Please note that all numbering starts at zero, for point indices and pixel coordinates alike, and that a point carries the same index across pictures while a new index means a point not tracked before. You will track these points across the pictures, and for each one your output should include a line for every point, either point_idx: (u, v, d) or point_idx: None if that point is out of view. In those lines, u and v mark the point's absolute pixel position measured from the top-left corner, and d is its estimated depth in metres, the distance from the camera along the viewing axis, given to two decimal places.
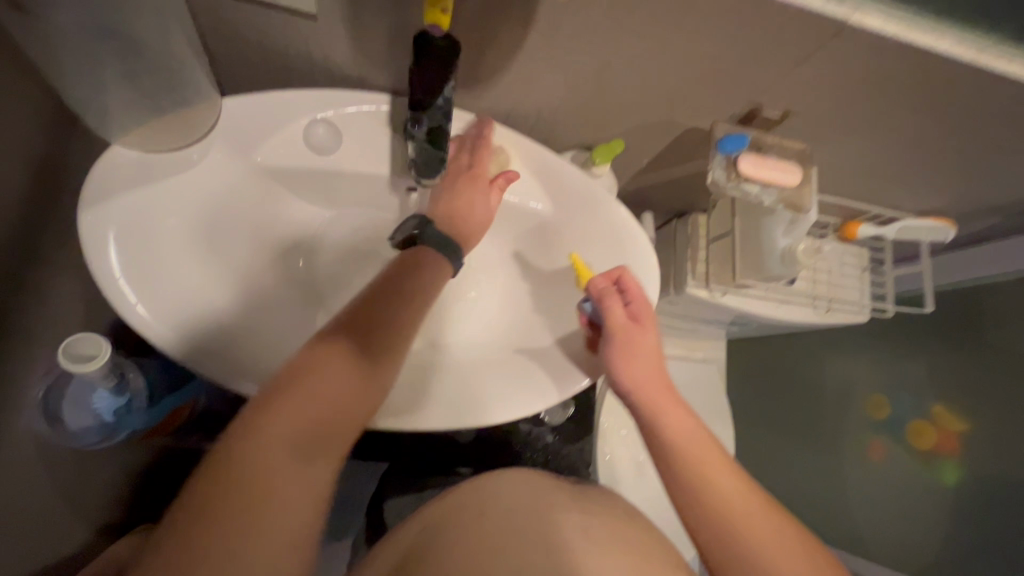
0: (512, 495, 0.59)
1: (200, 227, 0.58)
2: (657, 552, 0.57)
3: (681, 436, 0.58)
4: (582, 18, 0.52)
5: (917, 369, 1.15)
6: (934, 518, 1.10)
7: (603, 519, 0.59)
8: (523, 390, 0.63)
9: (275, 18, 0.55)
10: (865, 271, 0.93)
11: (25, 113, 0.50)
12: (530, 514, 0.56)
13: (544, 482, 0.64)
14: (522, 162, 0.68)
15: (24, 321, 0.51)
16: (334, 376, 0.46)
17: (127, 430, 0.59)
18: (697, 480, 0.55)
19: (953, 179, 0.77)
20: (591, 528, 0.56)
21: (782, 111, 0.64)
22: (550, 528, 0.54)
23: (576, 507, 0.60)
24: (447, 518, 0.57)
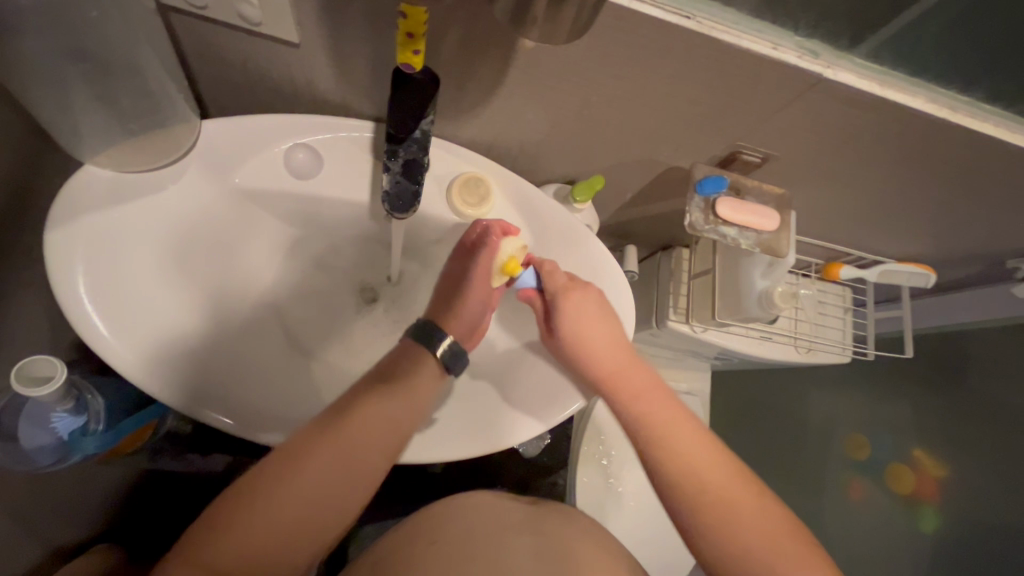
0: (465, 521, 0.57)
1: (165, 245, 0.57)
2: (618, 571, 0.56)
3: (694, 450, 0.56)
4: (561, 59, 0.53)
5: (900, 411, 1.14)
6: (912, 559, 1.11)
7: (558, 541, 0.57)
8: (493, 419, 0.62)
9: (256, 43, 0.55)
10: (847, 311, 0.93)
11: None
12: (482, 542, 0.55)
13: (507, 504, 0.62)
14: (503, 193, 0.68)
15: None
16: (370, 421, 0.52)
17: (81, 452, 0.57)
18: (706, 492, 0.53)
19: (933, 227, 0.77)
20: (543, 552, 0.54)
21: (761, 156, 0.64)
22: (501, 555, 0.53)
23: (529, 530, 0.58)
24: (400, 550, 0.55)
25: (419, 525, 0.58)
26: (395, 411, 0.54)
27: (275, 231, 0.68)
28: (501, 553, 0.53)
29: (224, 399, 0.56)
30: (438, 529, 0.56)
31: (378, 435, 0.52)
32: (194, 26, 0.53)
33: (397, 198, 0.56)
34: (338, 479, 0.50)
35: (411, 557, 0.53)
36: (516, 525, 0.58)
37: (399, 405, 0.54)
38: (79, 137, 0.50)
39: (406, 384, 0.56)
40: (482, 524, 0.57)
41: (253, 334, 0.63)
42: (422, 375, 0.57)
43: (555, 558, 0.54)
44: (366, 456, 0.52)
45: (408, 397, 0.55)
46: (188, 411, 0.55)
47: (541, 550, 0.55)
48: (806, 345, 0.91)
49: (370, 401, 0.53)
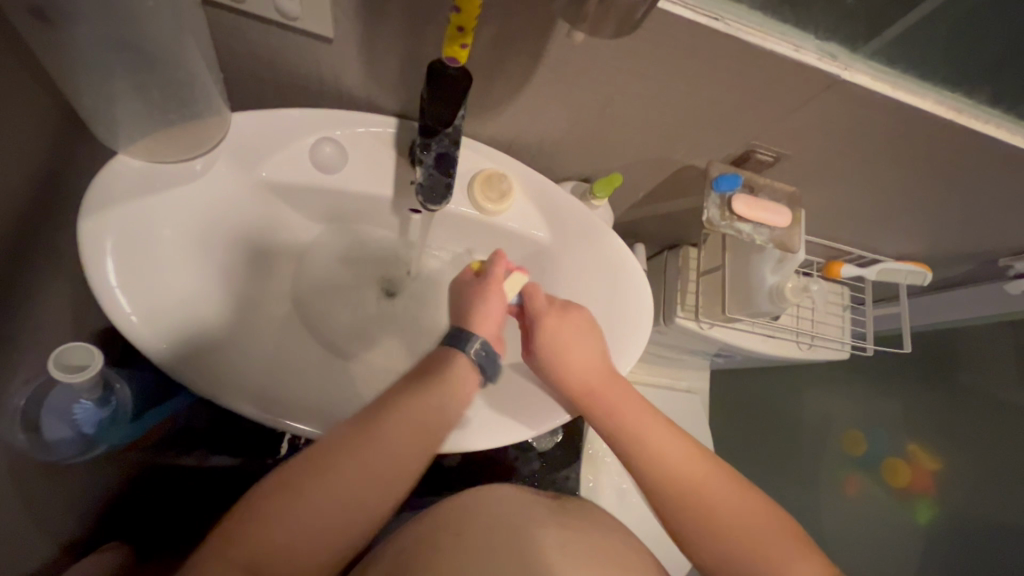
0: (491, 514, 0.57)
1: (194, 236, 0.57)
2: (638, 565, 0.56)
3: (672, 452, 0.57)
4: (590, 58, 0.55)
5: None
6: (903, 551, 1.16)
7: (583, 535, 0.57)
8: (529, 409, 0.62)
9: (289, 39, 0.56)
10: (845, 309, 0.97)
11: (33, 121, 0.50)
12: (508, 534, 0.54)
13: (527, 497, 0.62)
14: (523, 190, 0.70)
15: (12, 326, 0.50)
16: (384, 436, 0.50)
17: (105, 444, 0.58)
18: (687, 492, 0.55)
19: (930, 227, 0.81)
20: (568, 546, 0.54)
21: (775, 155, 0.67)
22: (528, 549, 0.53)
23: (554, 522, 0.58)
24: (426, 541, 0.55)
25: (445, 515, 0.58)
26: (428, 415, 0.52)
27: (296, 226, 0.69)
28: (529, 543, 0.53)
29: (254, 389, 0.56)
30: (463, 520, 0.56)
31: (388, 458, 0.50)
32: (229, 20, 0.54)
33: (431, 190, 0.57)
34: (372, 483, 0.49)
35: (437, 551, 0.52)
36: (540, 517, 0.58)
37: (433, 407, 0.53)
38: (114, 125, 0.50)
39: (424, 398, 0.53)
40: (506, 514, 0.57)
41: (275, 326, 0.64)
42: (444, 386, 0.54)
43: (582, 552, 0.54)
44: (375, 480, 0.49)
45: (442, 401, 0.53)
46: (218, 401, 0.55)
47: (566, 541, 0.55)
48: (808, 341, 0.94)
49: (382, 416, 0.51)
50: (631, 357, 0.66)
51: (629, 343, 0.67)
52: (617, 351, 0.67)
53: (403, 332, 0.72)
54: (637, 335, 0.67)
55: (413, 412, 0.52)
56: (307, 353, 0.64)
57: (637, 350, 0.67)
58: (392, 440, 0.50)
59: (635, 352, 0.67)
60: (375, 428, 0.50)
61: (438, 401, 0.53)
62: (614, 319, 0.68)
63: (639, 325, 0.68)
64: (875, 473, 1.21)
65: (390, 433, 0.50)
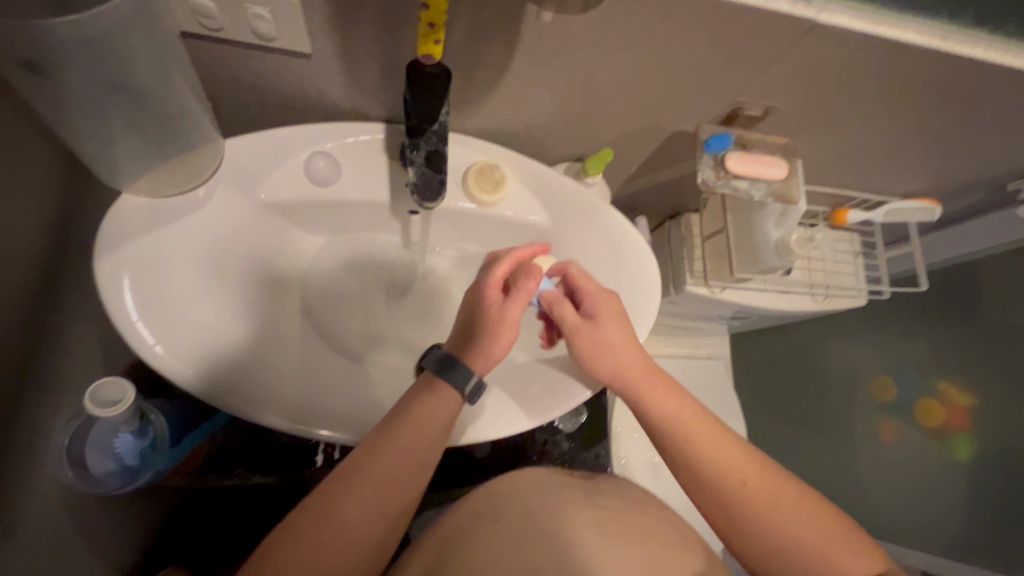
0: (525, 497, 0.59)
1: (205, 262, 0.59)
2: (673, 538, 0.57)
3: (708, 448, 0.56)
4: (564, 36, 0.55)
5: (918, 348, 1.17)
6: (949, 497, 1.10)
7: (617, 512, 0.58)
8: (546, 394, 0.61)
9: (269, 58, 0.57)
10: (857, 255, 0.96)
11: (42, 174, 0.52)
12: (539, 515, 0.55)
13: (558, 480, 0.63)
14: (517, 177, 0.71)
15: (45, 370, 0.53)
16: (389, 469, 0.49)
17: (150, 471, 0.60)
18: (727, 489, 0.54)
19: (932, 160, 0.80)
20: (603, 521, 0.55)
21: (762, 109, 0.66)
22: (560, 530, 0.53)
23: (588, 503, 0.58)
24: (465, 529, 0.56)
25: (479, 507, 0.59)
26: (407, 455, 0.50)
27: (302, 241, 0.71)
28: (566, 522, 0.54)
29: (283, 403, 0.58)
30: (497, 507, 0.58)
31: (391, 488, 0.49)
32: (210, 48, 0.56)
33: (425, 188, 0.59)
34: (362, 530, 0.48)
35: (471, 539, 0.54)
36: (573, 498, 0.59)
37: (420, 445, 0.51)
38: (116, 166, 0.52)
39: (419, 425, 0.51)
40: (539, 497, 0.58)
41: (294, 340, 0.65)
42: (437, 408, 0.52)
43: (615, 529, 0.54)
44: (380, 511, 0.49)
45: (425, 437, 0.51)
46: (250, 417, 0.57)
47: (602, 518, 0.55)
48: (822, 292, 0.94)
49: (381, 448, 0.49)
50: (644, 327, 0.67)
51: (640, 313, 0.67)
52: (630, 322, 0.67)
53: (419, 331, 0.74)
54: (647, 305, 0.68)
55: (398, 453, 0.50)
56: (329, 363, 0.66)
57: (649, 318, 0.67)
58: (381, 485, 0.49)
59: (647, 321, 0.68)
60: (360, 477, 0.48)
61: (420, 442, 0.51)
62: (623, 292, 0.69)
63: (649, 293, 0.68)
64: (908, 417, 1.18)
65: (378, 478, 0.49)
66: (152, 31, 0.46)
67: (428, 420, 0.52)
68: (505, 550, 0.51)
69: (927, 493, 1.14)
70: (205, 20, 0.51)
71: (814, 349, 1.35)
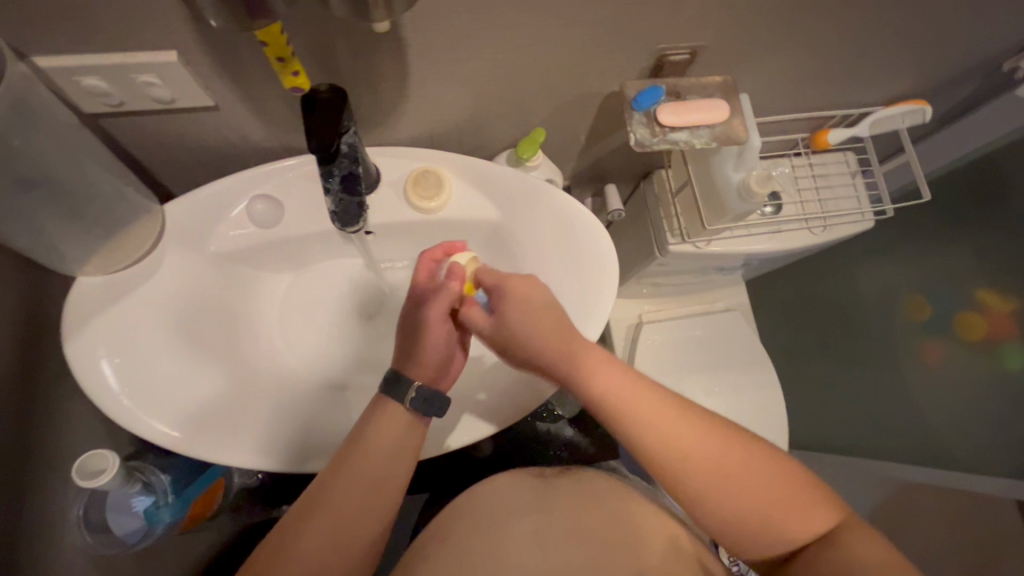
0: (489, 503, 0.66)
1: (170, 322, 0.61)
2: (621, 527, 0.62)
3: (673, 430, 0.52)
4: (449, 31, 0.53)
5: (963, 256, 1.00)
6: (996, 416, 0.95)
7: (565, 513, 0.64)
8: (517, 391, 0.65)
9: (181, 118, 0.59)
10: (855, 175, 0.89)
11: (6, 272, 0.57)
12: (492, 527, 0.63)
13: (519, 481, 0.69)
14: (458, 177, 0.69)
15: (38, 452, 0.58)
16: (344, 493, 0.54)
17: (162, 524, 0.62)
18: (695, 465, 0.51)
19: (907, 60, 0.72)
20: (545, 528, 0.62)
21: (689, 51, 0.62)
22: (501, 541, 0.61)
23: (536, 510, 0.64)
24: (437, 529, 0.65)
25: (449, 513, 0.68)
26: (363, 478, 0.55)
27: (266, 280, 0.73)
28: (506, 536, 0.61)
29: (263, 442, 0.61)
30: (465, 511, 0.66)
31: (353, 510, 0.54)
32: (125, 122, 0.58)
33: (344, 212, 0.62)
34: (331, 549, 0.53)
35: (436, 546, 0.62)
36: (520, 506, 0.65)
37: (374, 467, 0.56)
38: (61, 253, 0.55)
39: (369, 450, 0.56)
40: (493, 507, 0.65)
41: (269, 379, 0.67)
42: (384, 431, 0.57)
43: (555, 536, 0.61)
44: (346, 533, 0.54)
45: (377, 461, 0.56)
46: (234, 462, 0.60)
47: (541, 526, 0.62)
48: (820, 224, 0.87)
49: (337, 475, 0.55)
50: (608, 305, 0.65)
51: (603, 292, 0.65)
52: (595, 301, 0.65)
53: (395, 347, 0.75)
54: (607, 283, 0.66)
55: (353, 477, 0.55)
56: (309, 395, 0.68)
57: (610, 294, 0.65)
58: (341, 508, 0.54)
59: (611, 298, 0.65)
60: (320, 504, 0.54)
61: (372, 466, 0.56)
62: (583, 273, 0.66)
63: (608, 269, 0.66)
64: (949, 334, 1.03)
65: (338, 502, 0.54)
66: (45, 127, 0.48)
67: (378, 443, 0.56)
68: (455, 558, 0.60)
69: (978, 416, 0.98)
70: (104, 99, 0.53)
71: (840, 278, 1.24)
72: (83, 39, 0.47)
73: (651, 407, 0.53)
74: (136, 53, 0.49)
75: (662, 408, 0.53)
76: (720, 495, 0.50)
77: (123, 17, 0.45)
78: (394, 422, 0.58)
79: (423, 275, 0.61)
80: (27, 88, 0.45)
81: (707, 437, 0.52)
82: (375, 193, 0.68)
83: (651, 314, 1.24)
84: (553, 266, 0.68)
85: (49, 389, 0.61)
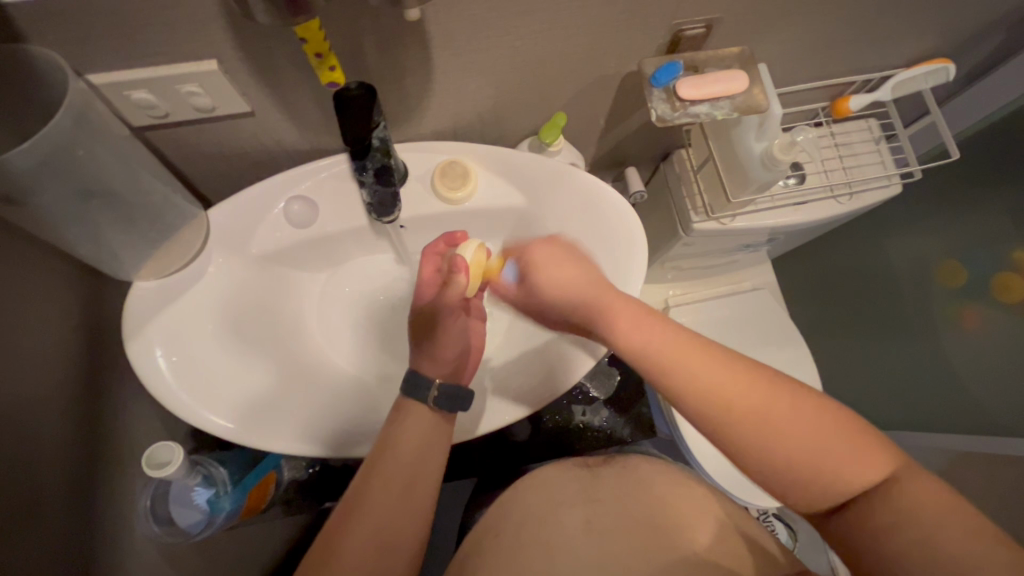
0: (534, 497, 0.67)
1: (220, 320, 0.64)
2: (669, 506, 0.63)
3: (710, 380, 0.50)
4: (468, 22, 0.55)
5: (996, 217, 0.98)
6: None
7: (610, 501, 0.65)
8: (555, 369, 0.66)
9: (221, 126, 0.62)
10: (879, 141, 0.88)
11: (70, 282, 0.60)
12: (540, 519, 0.64)
13: (564, 473, 0.70)
14: (483, 167, 0.71)
15: (105, 449, 0.61)
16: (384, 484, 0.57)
17: (223, 513, 0.66)
18: (737, 418, 0.48)
19: (926, 18, 0.71)
20: (594, 518, 0.63)
21: (704, 25, 0.63)
22: (549, 533, 0.62)
23: (584, 499, 0.66)
24: (487, 528, 0.67)
25: (493, 515, 0.69)
26: (399, 470, 0.58)
27: (304, 278, 0.75)
28: (559, 528, 0.62)
29: (312, 431, 0.63)
30: (512, 507, 0.67)
31: (394, 502, 0.56)
32: (170, 133, 0.61)
33: (380, 204, 0.66)
34: (382, 541, 0.54)
35: (485, 545, 0.64)
36: (568, 498, 0.66)
37: (409, 457, 0.58)
38: (119, 258, 0.59)
39: (400, 442, 0.59)
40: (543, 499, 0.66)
41: (312, 371, 0.70)
42: (409, 424, 0.60)
43: (604, 524, 0.62)
44: (394, 523, 0.55)
45: (409, 454, 0.58)
46: (285, 450, 0.62)
47: (591, 516, 0.63)
48: (846, 192, 0.86)
49: (373, 469, 0.57)
50: (639, 281, 0.66)
51: (632, 268, 0.66)
52: (625, 278, 0.66)
53: None
54: (636, 259, 0.66)
55: (391, 468, 0.57)
56: (352, 388, 0.70)
57: (640, 269, 0.66)
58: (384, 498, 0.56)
59: (641, 274, 0.66)
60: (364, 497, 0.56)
61: (405, 461, 0.58)
62: (612, 252, 0.68)
63: (637, 246, 0.67)
64: (986, 298, 1.01)
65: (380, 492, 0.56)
66: (102, 140, 0.51)
67: (406, 436, 0.59)
68: (508, 550, 0.61)
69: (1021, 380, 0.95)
70: (151, 111, 0.56)
71: (868, 250, 1.22)
72: (132, 53, 0.50)
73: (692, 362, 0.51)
74: (180, 65, 0.52)
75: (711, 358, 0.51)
76: (762, 447, 0.48)
77: (169, 30, 0.48)
78: (419, 415, 0.61)
79: (430, 271, 0.67)
80: (85, 102, 0.48)
81: (743, 386, 0.49)
82: (405, 187, 0.70)
83: (678, 297, 1.24)
84: (581, 246, 0.69)
85: (112, 390, 0.65)
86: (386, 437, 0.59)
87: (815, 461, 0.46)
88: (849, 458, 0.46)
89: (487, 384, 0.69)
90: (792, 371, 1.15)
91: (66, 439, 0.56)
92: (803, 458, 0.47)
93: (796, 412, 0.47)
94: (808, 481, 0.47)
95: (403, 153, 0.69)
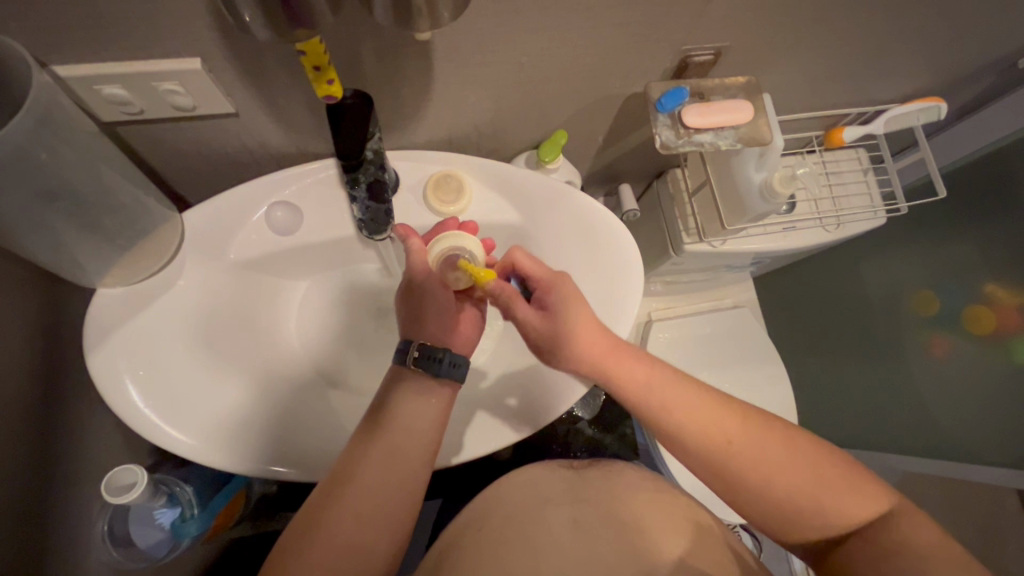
0: (517, 495, 0.65)
1: (193, 331, 0.60)
2: (655, 511, 0.62)
3: (700, 422, 0.54)
4: (475, 35, 0.52)
5: (969, 250, 1.01)
6: (1006, 406, 0.95)
7: (596, 504, 0.63)
8: (546, 390, 0.64)
9: (201, 126, 0.58)
10: (867, 172, 0.89)
11: (26, 287, 0.56)
12: (523, 516, 0.61)
13: (549, 476, 0.69)
14: (479, 181, 0.68)
15: (56, 468, 0.57)
16: (378, 448, 0.53)
17: (188, 537, 0.63)
18: (738, 463, 0.52)
19: (924, 58, 0.72)
20: (582, 517, 0.61)
21: (713, 52, 0.62)
22: (533, 532, 0.59)
23: (568, 500, 0.64)
24: (468, 524, 0.64)
25: (472, 513, 0.66)
26: (399, 440, 0.54)
27: (283, 286, 0.71)
28: (543, 526, 0.60)
29: (287, 452, 0.60)
30: (495, 505, 0.65)
31: (389, 468, 0.53)
32: (143, 130, 0.57)
33: (373, 220, 0.63)
34: (373, 503, 0.51)
35: (463, 546, 0.61)
36: (555, 497, 0.64)
37: (407, 431, 0.54)
38: (82, 265, 0.54)
39: (394, 417, 0.55)
40: (528, 497, 0.64)
41: (287, 386, 0.66)
42: (406, 402, 0.56)
43: (596, 525, 0.59)
44: (386, 490, 0.52)
45: (401, 438, 0.54)
46: (259, 473, 0.59)
47: (579, 516, 0.61)
48: (834, 222, 0.87)
49: (367, 437, 0.54)
50: (632, 310, 0.65)
51: (627, 295, 0.65)
52: (619, 304, 0.65)
53: None
54: (631, 286, 0.65)
55: (388, 437, 0.54)
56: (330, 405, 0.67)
57: (635, 297, 0.65)
58: (379, 464, 0.52)
59: (635, 301, 0.65)
60: (358, 458, 0.52)
61: (398, 443, 0.54)
62: (608, 277, 0.66)
63: (634, 269, 0.66)
64: (955, 327, 1.04)
65: (375, 457, 0.52)
66: (69, 138, 0.47)
67: (404, 411, 0.55)
68: (488, 549, 0.58)
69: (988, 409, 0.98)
70: (124, 108, 0.52)
71: (846, 273, 1.24)
72: (105, 47, 0.45)
73: (692, 409, 0.55)
74: (157, 63, 0.48)
75: (703, 408, 0.55)
76: (754, 489, 0.51)
77: (148, 26, 0.44)
78: (418, 405, 0.56)
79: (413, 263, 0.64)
80: (50, 99, 0.44)
81: (720, 426, 0.53)
82: (396, 198, 0.67)
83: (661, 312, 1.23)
84: (577, 269, 0.67)
85: (68, 400, 0.60)
86: (381, 409, 0.56)
87: (798, 504, 0.50)
88: (843, 501, 0.49)
89: (475, 402, 0.66)
90: (769, 390, 1.16)
91: (15, 455, 0.52)
92: (803, 503, 0.50)
93: (788, 456, 0.51)
94: (794, 522, 0.51)
95: (395, 163, 0.66)
